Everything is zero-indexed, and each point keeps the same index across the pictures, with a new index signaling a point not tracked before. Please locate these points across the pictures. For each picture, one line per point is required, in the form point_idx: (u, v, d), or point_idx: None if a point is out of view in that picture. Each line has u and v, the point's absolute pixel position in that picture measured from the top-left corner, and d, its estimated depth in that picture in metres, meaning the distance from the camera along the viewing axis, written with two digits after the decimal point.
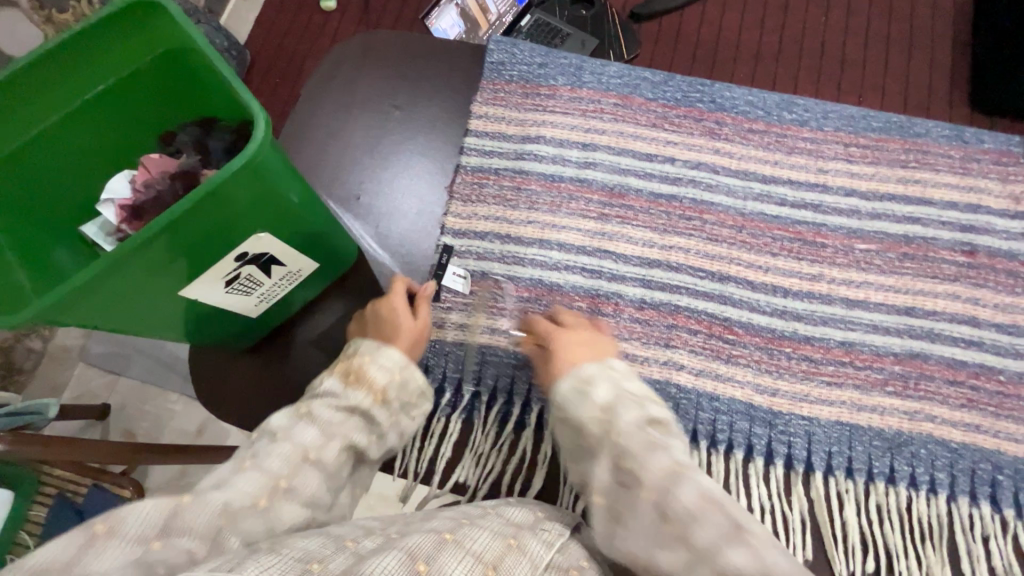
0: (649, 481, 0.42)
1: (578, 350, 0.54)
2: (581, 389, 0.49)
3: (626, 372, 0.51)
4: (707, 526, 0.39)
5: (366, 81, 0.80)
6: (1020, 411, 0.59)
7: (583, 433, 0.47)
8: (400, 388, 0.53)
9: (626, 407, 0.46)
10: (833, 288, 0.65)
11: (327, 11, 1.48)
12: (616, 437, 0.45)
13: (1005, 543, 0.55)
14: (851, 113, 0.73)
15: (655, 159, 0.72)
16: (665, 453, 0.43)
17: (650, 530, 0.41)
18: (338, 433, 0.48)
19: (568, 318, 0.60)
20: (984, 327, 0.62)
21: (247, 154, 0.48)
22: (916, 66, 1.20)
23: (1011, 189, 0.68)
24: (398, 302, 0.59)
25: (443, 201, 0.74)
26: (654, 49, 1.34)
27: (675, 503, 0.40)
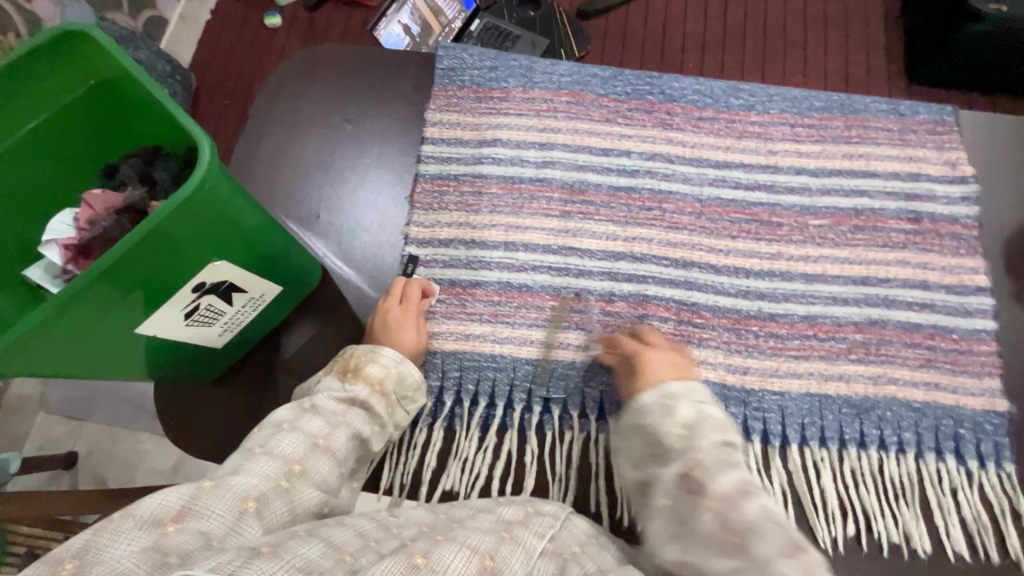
0: (716, 492, 0.47)
1: (663, 367, 0.57)
2: (665, 405, 0.54)
3: (707, 397, 0.55)
4: (767, 540, 0.44)
5: (314, 97, 0.79)
6: (974, 365, 0.62)
7: (659, 443, 0.52)
8: (397, 380, 0.59)
9: (706, 428, 0.52)
10: (792, 264, 0.67)
11: (271, 29, 1.46)
12: (697, 452, 0.50)
13: (972, 494, 0.58)
14: (794, 94, 0.75)
15: (611, 153, 0.73)
16: (734, 472, 0.48)
17: (709, 540, 0.45)
18: (343, 421, 0.54)
19: (654, 338, 0.62)
20: (934, 289, 0.65)
21: (197, 177, 0.47)
22: (851, 50, 1.26)
23: (948, 155, 0.71)
24: (410, 321, 0.63)
25: (405, 211, 0.74)
26: (603, 44, 1.35)
27: (740, 517, 0.45)
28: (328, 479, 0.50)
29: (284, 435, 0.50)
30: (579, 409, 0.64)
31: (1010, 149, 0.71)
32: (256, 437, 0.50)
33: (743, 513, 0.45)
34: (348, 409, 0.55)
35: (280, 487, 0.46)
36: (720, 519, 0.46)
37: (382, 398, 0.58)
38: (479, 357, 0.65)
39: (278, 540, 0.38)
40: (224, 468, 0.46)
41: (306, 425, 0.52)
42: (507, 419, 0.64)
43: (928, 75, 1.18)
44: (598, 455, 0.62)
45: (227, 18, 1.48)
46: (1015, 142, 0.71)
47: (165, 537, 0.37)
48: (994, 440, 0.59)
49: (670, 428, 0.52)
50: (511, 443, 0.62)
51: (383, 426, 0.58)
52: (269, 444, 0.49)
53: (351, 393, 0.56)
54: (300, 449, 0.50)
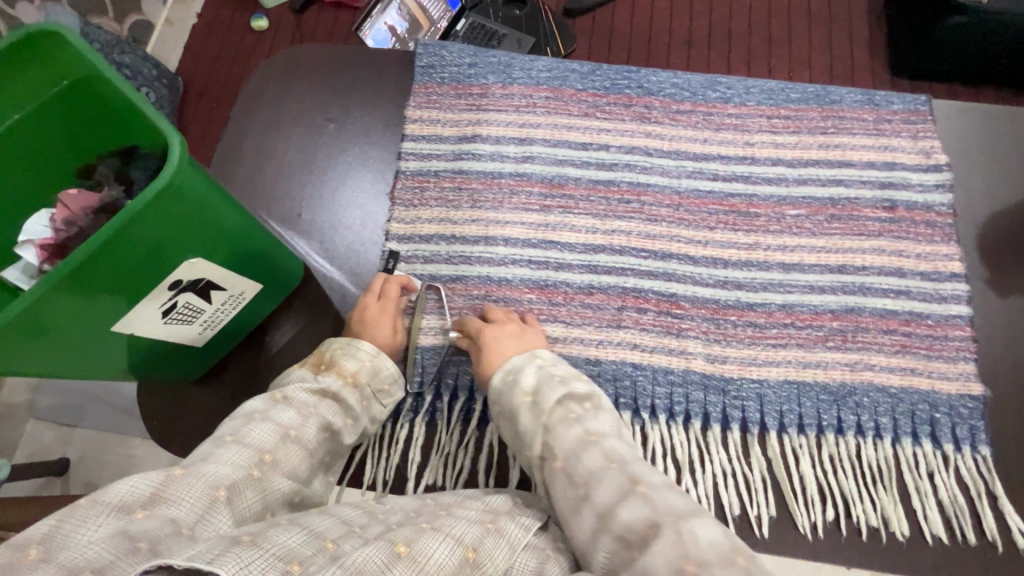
0: (562, 450, 0.50)
1: (503, 340, 0.60)
2: (509, 379, 0.57)
3: (551, 359, 0.58)
4: (606, 485, 0.47)
5: (294, 96, 0.79)
6: (949, 350, 0.63)
7: (514, 417, 0.55)
8: (371, 374, 0.60)
9: (547, 390, 0.55)
10: (770, 254, 0.67)
11: (258, 31, 1.45)
12: (541, 421, 0.53)
13: (948, 477, 0.59)
14: (771, 86, 0.76)
15: (590, 148, 0.74)
16: (576, 426, 0.52)
17: (567, 498, 0.48)
18: (314, 412, 0.54)
19: (496, 314, 0.63)
20: (910, 276, 0.66)
21: (167, 176, 0.47)
22: (832, 45, 1.27)
23: (922, 145, 0.72)
24: (388, 318, 0.63)
25: (386, 208, 0.74)
26: (588, 42, 1.36)
27: (581, 470, 0.48)
28: (298, 469, 0.51)
29: (255, 425, 0.50)
30: None
31: (982, 136, 0.71)
32: (226, 427, 0.50)
33: (583, 465, 0.49)
34: (320, 401, 0.56)
35: (252, 477, 0.46)
36: (568, 476, 0.49)
37: (355, 390, 0.58)
38: (459, 351, 0.66)
39: (259, 528, 0.38)
40: (192, 458, 0.46)
41: (278, 416, 0.52)
42: (489, 412, 0.64)
43: (910, 66, 1.19)
44: None
45: (211, 20, 1.48)
46: (987, 130, 0.72)
47: (131, 522, 0.38)
48: (969, 424, 0.60)
49: (518, 400, 0.55)
50: (492, 436, 0.63)
51: (356, 419, 0.58)
52: (241, 434, 0.49)
53: (323, 385, 0.56)
54: (271, 440, 0.50)
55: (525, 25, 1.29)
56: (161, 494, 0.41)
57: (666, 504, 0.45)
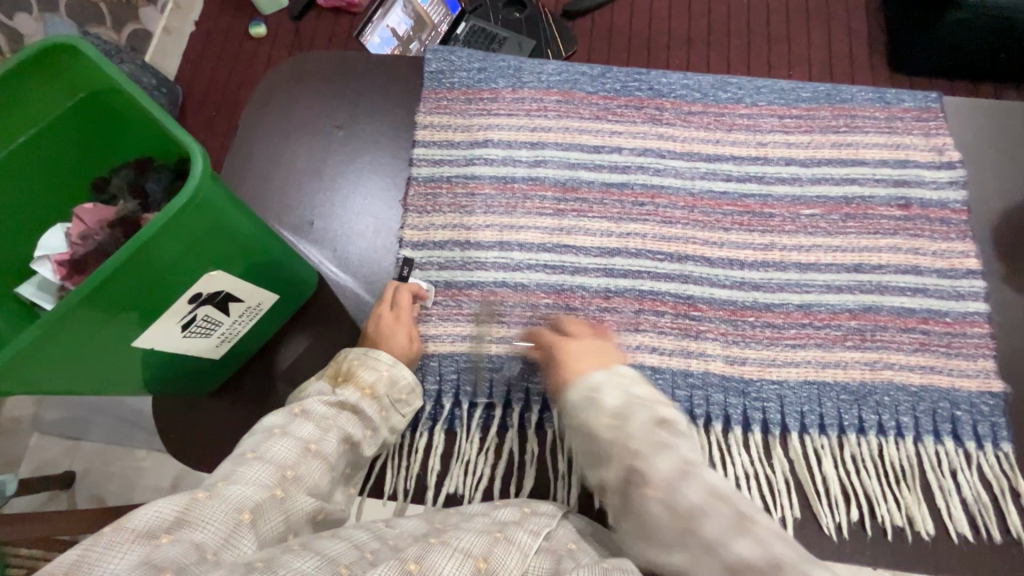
0: (659, 480, 0.44)
1: (584, 357, 0.55)
2: (592, 397, 0.51)
3: (634, 377, 0.52)
4: (713, 520, 0.42)
5: (303, 104, 0.78)
6: (968, 347, 0.63)
7: (593, 438, 0.49)
8: (389, 385, 0.59)
9: (634, 410, 0.49)
10: (785, 254, 0.67)
11: (257, 39, 1.45)
12: (631, 444, 0.46)
13: (971, 475, 0.59)
14: (781, 86, 0.76)
15: (602, 150, 0.74)
16: (672, 453, 0.45)
17: (663, 529, 0.43)
18: (333, 425, 0.54)
19: (573, 326, 0.61)
20: (926, 274, 0.66)
21: (188, 191, 0.47)
22: (834, 43, 1.29)
23: (935, 142, 0.72)
24: (402, 328, 0.63)
25: (399, 215, 0.74)
26: (590, 45, 1.36)
27: (684, 502, 0.43)
28: (321, 484, 0.51)
29: (276, 441, 0.50)
30: None
31: (994, 133, 0.72)
32: (247, 444, 0.50)
33: (686, 499, 0.43)
34: (339, 413, 0.55)
35: (276, 497, 0.46)
36: (667, 507, 0.43)
37: (374, 402, 0.58)
38: (477, 358, 0.65)
39: (271, 554, 0.38)
40: (214, 476, 0.46)
41: (298, 430, 0.52)
42: (508, 419, 0.64)
43: (912, 62, 1.20)
44: None
45: (212, 29, 1.48)
46: (999, 127, 0.72)
47: (157, 548, 0.37)
48: (990, 421, 0.60)
49: (599, 420, 0.49)
50: (512, 443, 0.63)
51: (375, 430, 0.57)
52: (262, 449, 0.49)
53: (343, 396, 0.56)
54: (293, 454, 0.50)
55: (526, 29, 1.30)
56: (186, 519, 0.40)
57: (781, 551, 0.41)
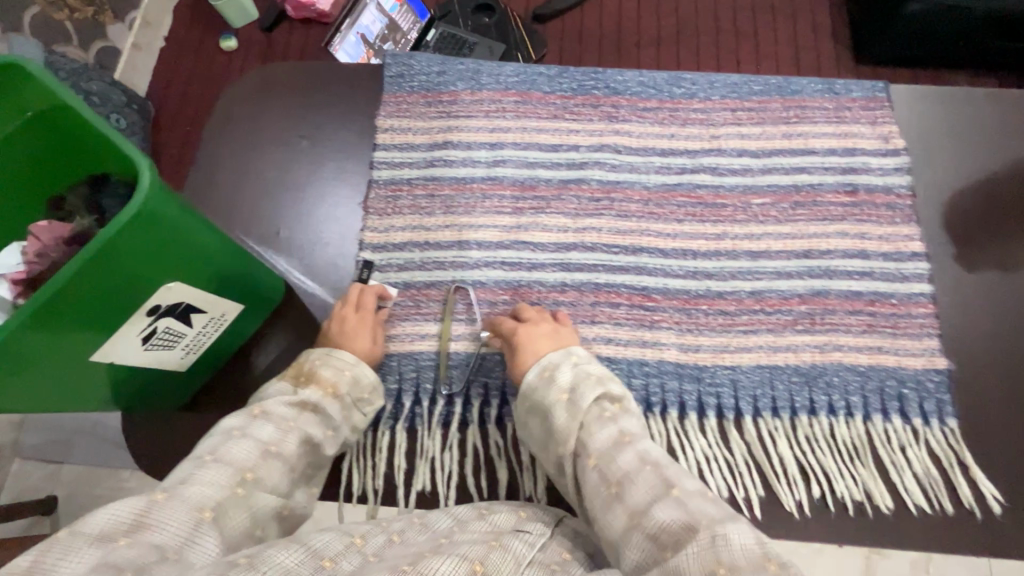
0: (597, 451, 0.49)
1: (542, 340, 0.60)
2: (548, 376, 0.56)
3: (587, 358, 0.58)
4: (639, 486, 0.46)
5: (267, 113, 0.79)
6: (914, 327, 0.65)
7: (547, 416, 0.54)
8: (351, 383, 0.60)
9: (584, 390, 0.54)
10: (737, 243, 0.69)
11: (228, 51, 1.46)
12: (573, 422, 0.52)
13: (920, 450, 0.60)
14: (734, 80, 0.76)
15: (560, 149, 0.74)
16: (613, 428, 0.51)
17: (597, 496, 0.47)
18: (294, 426, 0.54)
19: (530, 312, 0.63)
20: (873, 258, 0.68)
21: (133, 210, 0.46)
22: (801, 36, 1.32)
23: (881, 130, 0.73)
24: (364, 330, 0.64)
25: (359, 217, 0.74)
26: (561, 46, 1.38)
27: (616, 468, 0.48)
28: (280, 485, 0.51)
29: (234, 442, 0.50)
30: None
31: (937, 119, 0.74)
32: (206, 445, 0.50)
33: (617, 464, 0.48)
34: (300, 414, 0.55)
35: (237, 496, 0.47)
36: (602, 473, 0.48)
37: (336, 401, 0.58)
38: (435, 356, 0.67)
39: (254, 550, 0.39)
40: (171, 479, 0.46)
41: (258, 432, 0.52)
42: (468, 414, 0.65)
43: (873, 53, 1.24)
44: None
45: (183, 43, 1.49)
46: (941, 113, 0.74)
47: (113, 551, 0.37)
48: (936, 397, 0.62)
49: (555, 397, 0.54)
50: (474, 438, 0.63)
51: (336, 430, 0.58)
52: (220, 452, 0.49)
53: (303, 397, 0.56)
54: (252, 456, 0.50)
55: (494, 33, 1.30)
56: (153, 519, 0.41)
57: (700, 511, 0.44)
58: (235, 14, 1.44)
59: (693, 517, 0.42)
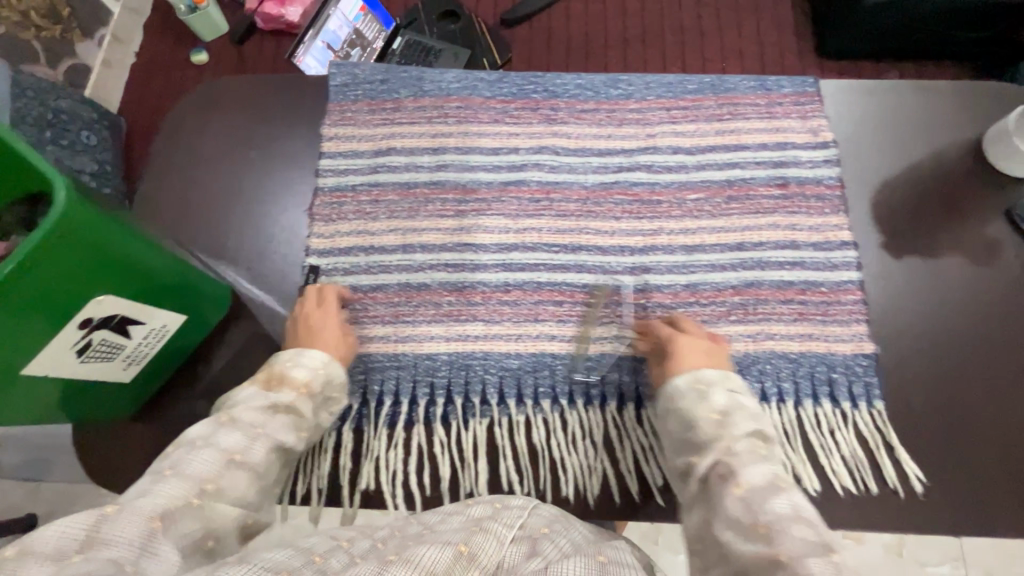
0: (749, 483, 0.49)
1: (697, 354, 0.60)
2: (699, 391, 0.57)
3: (743, 389, 0.58)
4: (792, 536, 0.45)
5: (218, 125, 0.80)
6: (843, 313, 0.67)
7: (691, 428, 0.56)
8: (325, 382, 0.62)
9: (740, 417, 0.55)
10: (672, 238, 0.71)
11: (198, 65, 1.47)
12: (728, 443, 0.53)
13: (849, 433, 0.62)
14: (669, 79, 0.78)
15: (500, 152, 0.76)
16: (768, 466, 0.51)
17: (738, 526, 0.47)
18: (262, 433, 0.55)
19: (691, 325, 0.64)
20: (803, 248, 0.70)
21: (54, 218, 0.46)
22: (765, 30, 1.35)
23: (811, 124, 0.75)
24: (332, 326, 0.65)
25: (306, 224, 0.75)
26: (529, 50, 1.39)
27: (767, 508, 0.47)
28: (246, 494, 0.52)
29: (194, 456, 0.51)
30: (480, 396, 0.66)
31: (870, 111, 0.75)
32: (166, 459, 0.51)
33: (770, 504, 0.47)
34: (269, 418, 0.56)
35: (195, 505, 0.47)
36: (747, 504, 0.48)
37: (310, 401, 0.60)
38: (381, 358, 0.68)
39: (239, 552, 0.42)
40: (130, 494, 0.46)
41: (220, 441, 0.53)
42: (414, 414, 0.66)
43: (832, 43, 1.27)
44: (502, 436, 0.64)
45: (150, 61, 1.49)
46: (875, 104, 0.75)
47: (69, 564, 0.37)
48: (864, 381, 0.64)
49: (704, 413, 0.56)
50: (419, 437, 0.65)
51: (310, 430, 0.59)
52: (180, 465, 0.50)
53: (277, 400, 0.58)
54: (213, 467, 0.51)
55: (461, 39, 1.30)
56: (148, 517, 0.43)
57: None
58: (207, 29, 1.47)
59: None
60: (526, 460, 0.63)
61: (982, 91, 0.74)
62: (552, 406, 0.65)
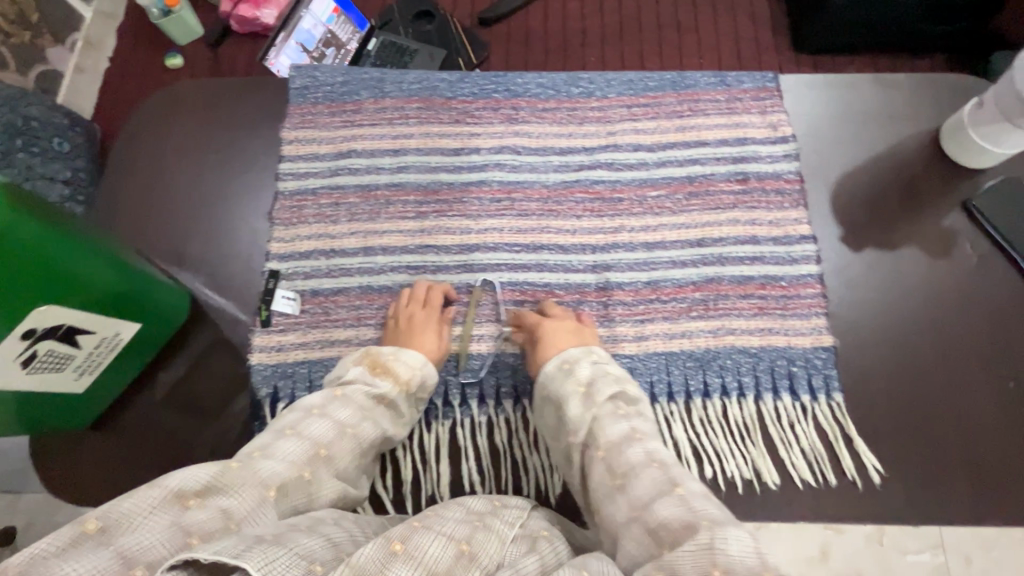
0: (607, 443, 0.50)
1: (562, 335, 0.61)
2: (566, 369, 0.58)
3: (609, 358, 0.59)
4: (643, 480, 0.46)
5: (176, 130, 0.79)
6: (802, 307, 0.67)
7: (562, 406, 0.56)
8: (421, 382, 0.62)
9: (602, 383, 0.56)
10: (633, 235, 0.71)
11: (174, 70, 1.38)
12: (589, 413, 0.53)
13: (808, 426, 0.62)
14: (629, 77, 0.78)
15: (461, 152, 0.76)
16: (625, 423, 0.52)
17: (603, 489, 0.48)
18: (369, 416, 0.56)
19: (556, 309, 0.65)
20: (763, 243, 0.70)
21: None
22: (743, 25, 1.36)
23: (770, 119, 0.75)
24: (434, 325, 0.65)
25: (267, 227, 0.74)
26: (507, 50, 1.39)
27: (623, 462, 0.48)
28: None
29: (285, 441, 0.50)
30: (443, 397, 0.66)
31: (829, 104, 0.75)
32: (286, 420, 0.53)
33: (623, 458, 0.49)
34: (376, 405, 0.58)
35: (304, 478, 0.48)
36: (609, 467, 0.49)
37: (407, 397, 0.60)
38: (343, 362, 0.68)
39: (281, 530, 0.41)
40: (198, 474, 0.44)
41: (336, 413, 0.54)
42: None
43: (806, 38, 1.28)
44: (465, 437, 0.64)
45: None
46: (832, 98, 0.76)
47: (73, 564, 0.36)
48: (823, 373, 0.64)
49: (570, 389, 0.56)
50: None
51: (403, 425, 0.60)
52: (300, 427, 0.52)
53: (381, 390, 0.58)
54: (327, 437, 0.52)
55: (436, 40, 1.27)
56: (215, 484, 0.42)
57: (704, 511, 0.43)
58: (180, 31, 1.37)
59: (692, 515, 0.42)
60: (488, 461, 0.62)
61: (940, 83, 0.75)
62: (514, 405, 0.65)
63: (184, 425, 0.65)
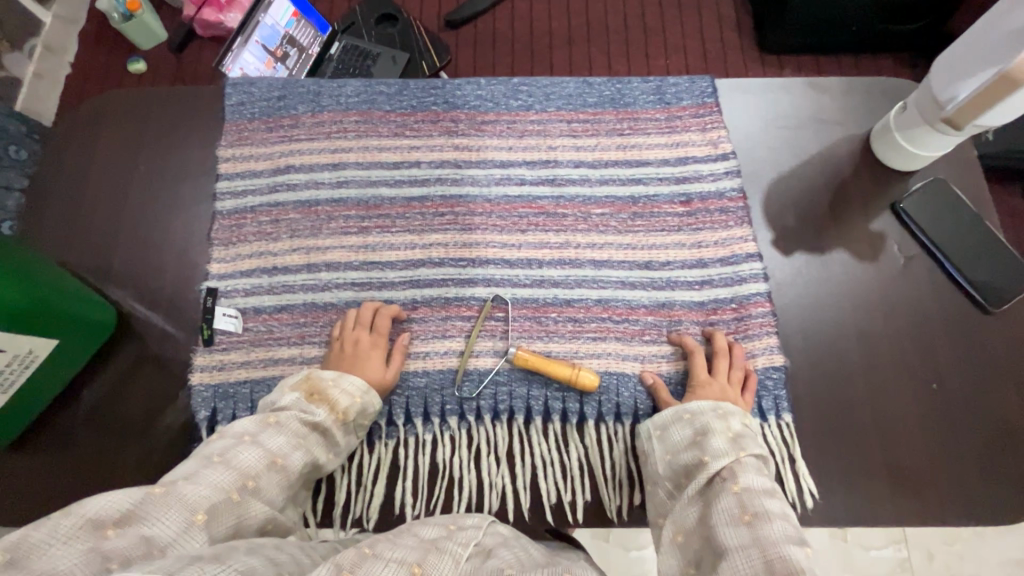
0: (744, 484, 0.50)
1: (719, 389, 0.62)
2: (723, 415, 0.58)
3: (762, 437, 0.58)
4: (775, 527, 0.46)
5: (105, 145, 0.77)
6: (754, 327, 0.67)
7: (704, 435, 0.56)
8: (361, 411, 0.61)
9: (751, 441, 0.56)
10: (580, 252, 0.71)
11: (136, 75, 1.35)
12: (738, 453, 0.53)
13: None
14: (568, 92, 0.78)
15: (401, 166, 0.75)
16: (767, 480, 0.52)
17: (726, 514, 0.48)
18: (303, 444, 0.56)
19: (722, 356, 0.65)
20: (710, 266, 0.70)
21: None
22: (707, 27, 1.37)
23: (710, 136, 0.75)
24: (378, 353, 0.64)
25: (205, 247, 0.73)
26: (474, 53, 1.37)
27: (758, 504, 0.48)
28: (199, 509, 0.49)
29: (213, 470, 0.49)
30: (387, 417, 0.65)
31: (767, 114, 0.76)
32: (217, 446, 0.52)
33: (761, 503, 0.48)
34: (310, 433, 0.57)
35: (232, 500, 0.47)
36: (739, 501, 0.49)
37: (343, 426, 0.59)
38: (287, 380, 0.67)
39: (218, 550, 0.40)
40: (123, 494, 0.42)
41: (266, 441, 0.54)
42: None
43: (767, 41, 1.30)
44: (406, 457, 0.63)
45: None
46: (769, 107, 0.76)
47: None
48: (774, 394, 0.64)
49: (721, 427, 0.56)
50: None
51: (338, 454, 0.59)
52: (228, 454, 0.51)
53: (316, 418, 0.58)
54: (259, 464, 0.51)
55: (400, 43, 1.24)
56: (138, 511, 0.41)
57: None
58: (144, 37, 1.35)
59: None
60: (427, 480, 0.62)
61: (874, 89, 0.76)
62: (460, 423, 0.65)
63: (113, 448, 0.63)
